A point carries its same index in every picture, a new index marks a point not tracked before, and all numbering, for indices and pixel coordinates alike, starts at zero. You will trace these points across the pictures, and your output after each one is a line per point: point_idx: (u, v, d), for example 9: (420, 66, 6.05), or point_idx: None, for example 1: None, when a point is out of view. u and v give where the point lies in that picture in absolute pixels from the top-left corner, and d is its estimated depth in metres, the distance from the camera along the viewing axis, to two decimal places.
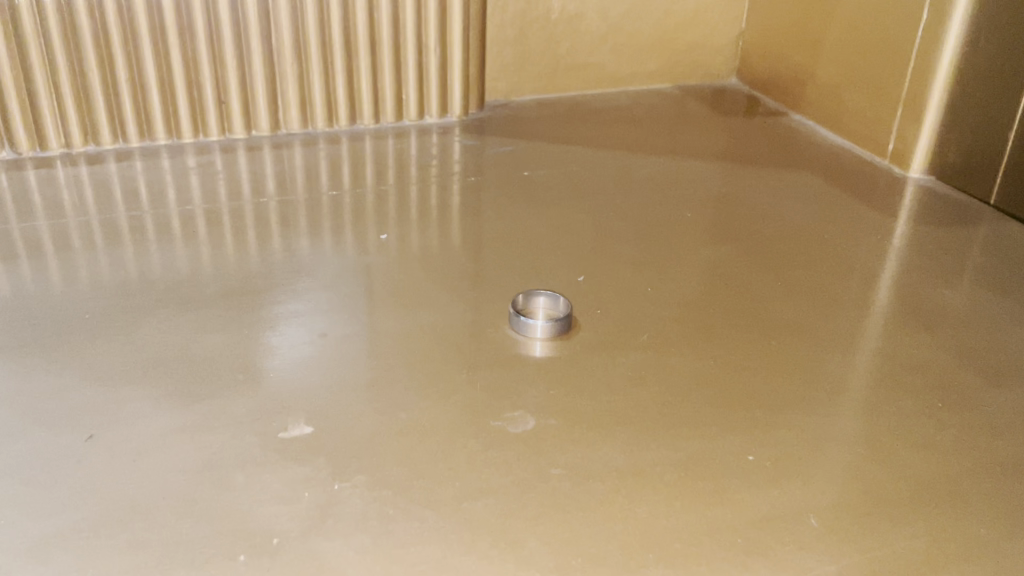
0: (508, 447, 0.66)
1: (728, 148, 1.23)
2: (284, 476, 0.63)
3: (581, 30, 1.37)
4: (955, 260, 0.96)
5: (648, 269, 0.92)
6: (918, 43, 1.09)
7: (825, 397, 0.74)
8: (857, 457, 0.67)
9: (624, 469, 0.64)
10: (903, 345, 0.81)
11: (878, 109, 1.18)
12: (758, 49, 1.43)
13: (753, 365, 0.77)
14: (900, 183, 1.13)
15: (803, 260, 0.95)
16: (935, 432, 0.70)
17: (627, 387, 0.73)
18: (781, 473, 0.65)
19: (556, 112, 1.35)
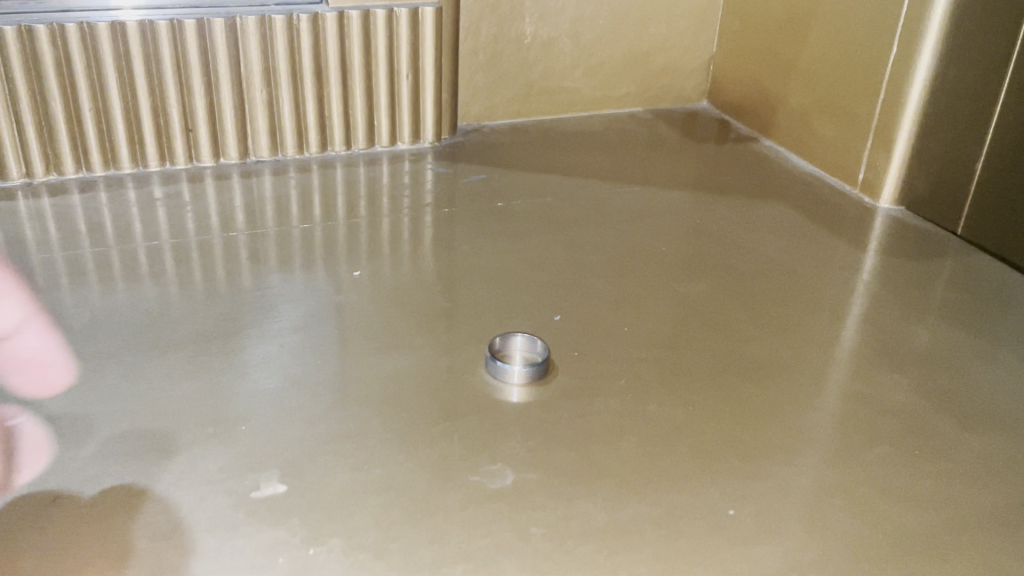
0: (487, 504, 0.65)
1: (700, 175, 1.24)
2: (258, 540, 0.61)
3: (554, 55, 1.36)
4: (925, 295, 0.97)
5: (624, 306, 0.92)
6: (889, 74, 1.10)
7: (801, 443, 0.74)
8: (834, 510, 0.67)
9: (604, 527, 0.64)
10: (876, 387, 0.82)
11: (848, 138, 1.19)
12: (729, 73, 1.43)
13: (731, 410, 0.77)
14: (869, 212, 1.14)
15: (778, 296, 0.95)
16: (912, 481, 0.70)
17: (606, 437, 0.72)
18: (763, 530, 0.64)
19: (529, 137, 1.34)
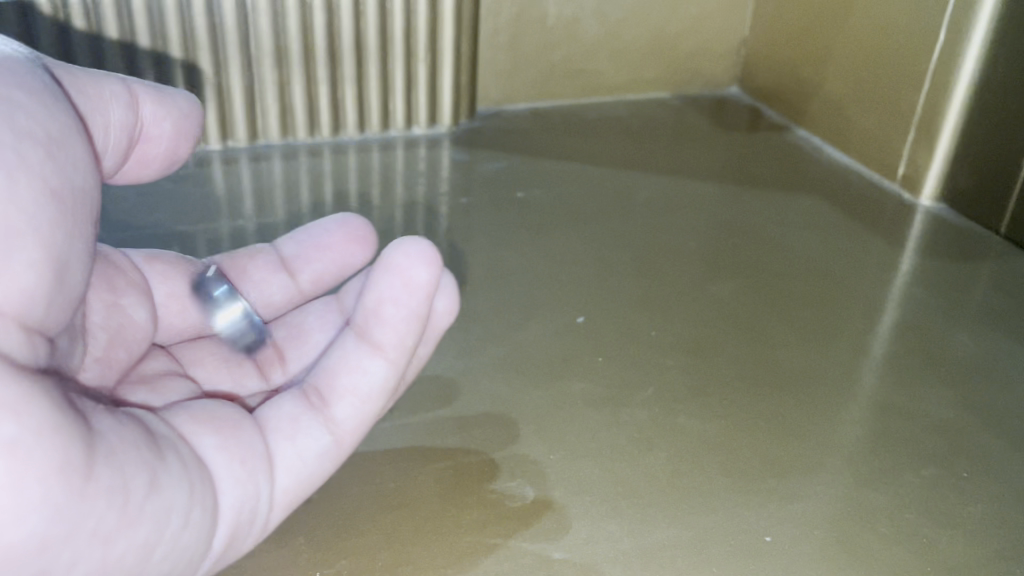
0: (506, 524, 0.61)
1: (728, 165, 1.19)
2: (262, 560, 0.57)
3: (578, 37, 1.31)
4: (968, 299, 0.91)
5: (650, 308, 0.87)
6: (934, 63, 1.04)
7: (840, 461, 0.69)
8: (878, 536, 0.62)
9: (630, 551, 0.59)
10: (918, 399, 0.77)
11: (887, 129, 1.13)
12: (762, 57, 1.37)
13: (765, 423, 0.73)
14: (908, 209, 1.09)
15: (814, 299, 0.91)
16: (960, 508, 0.65)
17: (634, 452, 0.68)
18: (800, 558, 0.60)
19: (550, 123, 1.29)
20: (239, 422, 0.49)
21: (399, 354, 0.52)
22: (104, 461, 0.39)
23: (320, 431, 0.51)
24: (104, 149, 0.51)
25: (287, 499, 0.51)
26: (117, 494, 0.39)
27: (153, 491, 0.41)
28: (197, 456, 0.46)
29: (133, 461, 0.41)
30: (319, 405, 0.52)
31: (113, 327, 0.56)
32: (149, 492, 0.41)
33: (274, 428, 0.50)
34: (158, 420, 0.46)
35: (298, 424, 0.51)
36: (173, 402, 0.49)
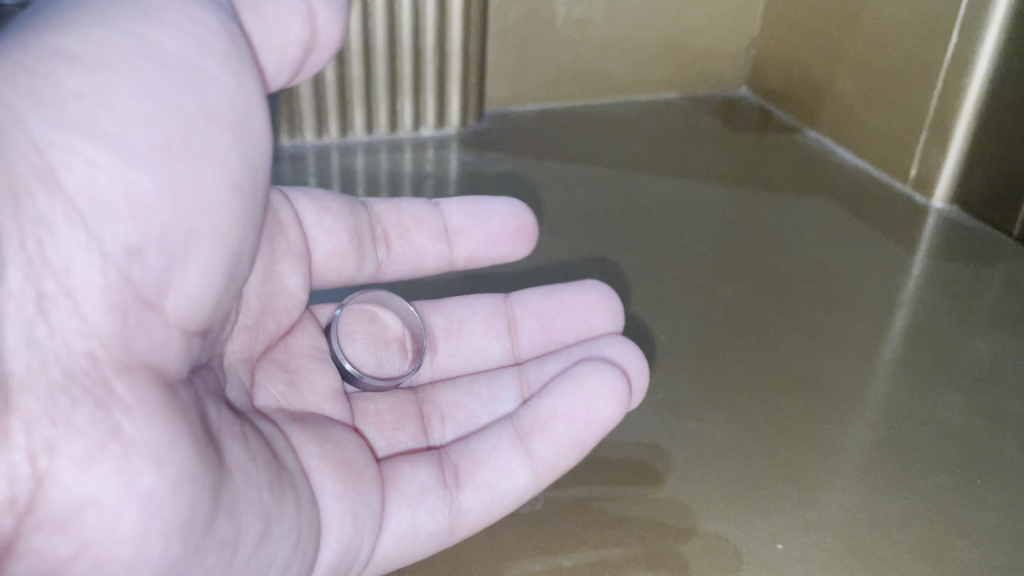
0: (515, 533, 0.61)
1: (738, 167, 1.18)
2: None
3: (586, 37, 1.31)
4: (980, 302, 0.91)
5: (660, 311, 0.87)
6: (946, 64, 1.03)
7: (852, 467, 0.69)
8: (891, 542, 0.62)
9: (641, 558, 0.59)
10: (930, 403, 0.76)
11: (899, 131, 1.12)
12: (772, 58, 1.36)
13: (776, 428, 0.72)
14: (919, 211, 1.08)
15: (825, 303, 0.90)
16: (975, 515, 0.65)
17: (643, 457, 0.68)
18: (814, 566, 0.59)
19: (558, 124, 1.29)
20: (362, 473, 0.60)
21: (544, 471, 0.63)
22: (224, 515, 0.49)
23: (440, 509, 0.61)
24: (286, 63, 0.58)
25: (386, 562, 0.59)
26: (226, 545, 0.49)
27: (259, 542, 0.51)
28: (316, 497, 0.56)
29: (250, 514, 0.50)
30: (452, 486, 0.63)
31: (267, 302, 0.68)
32: (256, 543, 0.51)
33: (404, 489, 0.62)
34: (288, 450, 0.57)
35: (425, 495, 0.62)
36: (318, 430, 0.61)
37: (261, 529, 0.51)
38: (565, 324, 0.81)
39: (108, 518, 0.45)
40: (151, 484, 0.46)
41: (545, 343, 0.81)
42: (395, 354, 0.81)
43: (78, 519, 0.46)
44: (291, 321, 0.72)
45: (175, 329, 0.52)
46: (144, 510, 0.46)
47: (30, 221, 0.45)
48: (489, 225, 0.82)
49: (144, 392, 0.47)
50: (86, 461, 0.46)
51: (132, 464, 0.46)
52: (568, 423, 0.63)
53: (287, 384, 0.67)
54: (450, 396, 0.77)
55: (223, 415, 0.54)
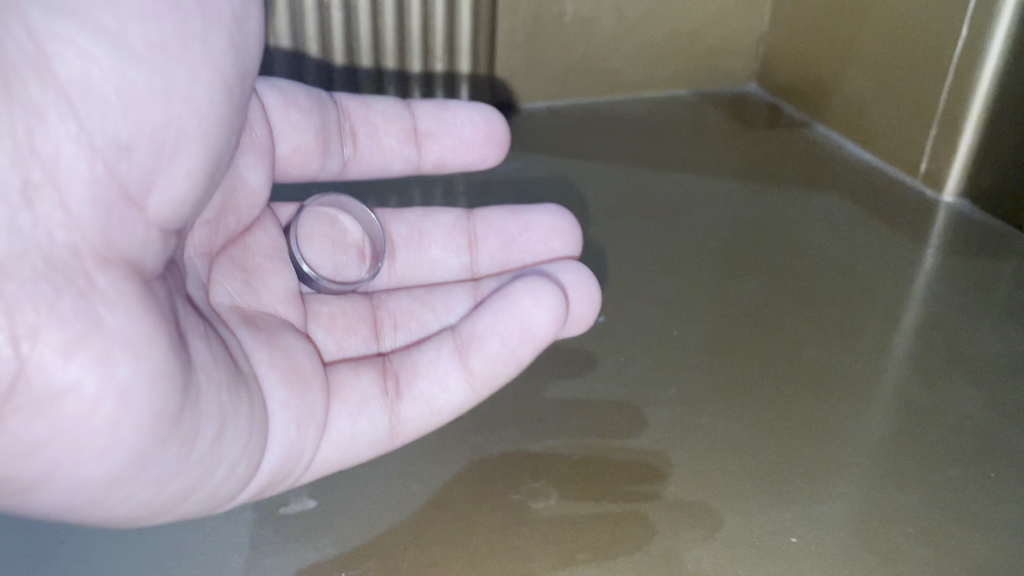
0: (530, 525, 0.61)
1: (748, 162, 1.19)
2: (287, 562, 0.57)
3: (595, 34, 1.31)
4: (992, 296, 0.91)
5: (672, 307, 0.87)
6: (956, 59, 1.03)
7: (864, 462, 0.69)
8: (903, 536, 0.62)
9: (655, 553, 0.59)
10: (941, 397, 0.76)
11: (909, 126, 1.12)
12: (781, 53, 1.36)
13: (788, 423, 0.72)
14: (930, 206, 1.08)
15: (836, 298, 0.90)
16: (987, 509, 0.65)
17: (658, 452, 0.68)
18: (827, 560, 0.60)
19: (568, 121, 1.29)
20: (310, 382, 0.64)
21: (481, 386, 0.67)
22: (189, 413, 0.53)
23: (381, 417, 0.67)
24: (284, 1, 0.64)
25: (323, 467, 0.65)
26: (187, 443, 0.54)
27: (217, 438, 0.56)
28: (266, 402, 0.61)
29: (213, 411, 0.55)
30: (392, 396, 0.68)
31: (229, 199, 0.69)
32: (214, 439, 0.56)
33: (347, 398, 0.67)
34: (243, 356, 0.61)
35: (366, 403, 0.67)
36: (271, 334, 0.65)
37: (216, 434, 0.56)
38: (526, 245, 0.85)
39: (87, 407, 0.49)
40: (130, 377, 0.50)
41: (504, 261, 0.85)
42: (352, 260, 0.85)
43: (57, 404, 0.49)
44: (251, 219, 0.72)
45: (153, 228, 0.55)
46: (120, 399, 0.50)
47: (21, 107, 0.48)
48: (461, 132, 0.86)
49: (124, 287, 0.51)
50: (70, 348, 0.49)
51: (112, 358, 0.49)
52: (503, 342, 0.66)
53: (244, 282, 0.69)
54: (404, 304, 0.80)
55: (189, 312, 0.57)
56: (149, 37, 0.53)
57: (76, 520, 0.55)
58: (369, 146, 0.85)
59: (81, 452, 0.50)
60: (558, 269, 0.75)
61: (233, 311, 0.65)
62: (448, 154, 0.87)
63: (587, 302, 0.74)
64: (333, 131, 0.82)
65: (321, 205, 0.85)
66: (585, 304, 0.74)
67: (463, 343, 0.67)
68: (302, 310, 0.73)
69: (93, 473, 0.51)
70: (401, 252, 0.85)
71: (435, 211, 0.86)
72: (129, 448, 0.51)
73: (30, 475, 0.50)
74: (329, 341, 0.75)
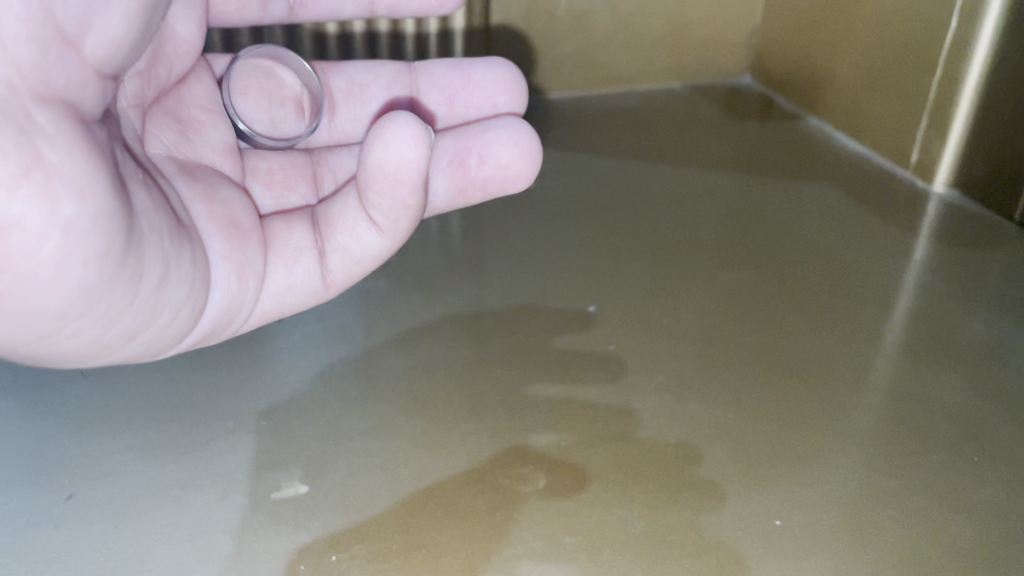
0: (517, 509, 0.62)
1: (740, 153, 1.19)
2: (278, 545, 0.58)
3: (589, 28, 1.32)
4: (980, 285, 0.92)
5: (662, 296, 0.88)
6: (945, 54, 1.04)
7: (849, 446, 0.70)
8: (886, 519, 0.63)
9: (640, 535, 0.60)
10: (927, 384, 0.77)
11: (899, 117, 1.13)
12: (773, 46, 1.37)
13: (774, 409, 0.73)
14: (921, 197, 1.09)
15: (827, 287, 0.91)
16: (971, 493, 0.66)
17: (646, 438, 0.69)
18: (810, 542, 0.61)
19: (562, 114, 1.30)
20: (248, 236, 0.64)
21: (389, 236, 0.64)
22: (132, 256, 0.52)
23: (314, 271, 0.68)
24: None
25: (263, 317, 0.69)
26: (133, 284, 0.53)
27: (159, 283, 0.56)
28: (207, 257, 0.61)
29: (153, 259, 0.54)
30: (320, 239, 0.67)
31: (159, 48, 0.65)
32: (156, 285, 0.55)
33: (281, 250, 0.67)
34: (182, 209, 0.59)
35: (300, 256, 0.67)
36: (207, 188, 0.63)
37: (162, 274, 0.55)
38: (469, 100, 0.82)
39: (32, 241, 0.48)
40: (72, 219, 0.48)
41: (447, 116, 0.82)
42: (290, 114, 0.79)
43: (2, 243, 0.47)
44: (186, 69, 0.69)
45: (91, 70, 0.51)
46: (64, 236, 0.48)
47: None
48: None
49: (65, 126, 0.48)
50: (11, 184, 0.46)
51: (55, 194, 0.47)
52: (380, 195, 0.59)
53: (179, 135, 0.66)
54: (346, 161, 0.78)
55: (127, 161, 0.55)
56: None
57: (15, 349, 0.54)
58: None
59: (28, 286, 0.49)
60: (490, 121, 0.69)
61: (168, 161, 0.62)
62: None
63: (527, 156, 0.69)
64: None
65: (256, 59, 0.79)
66: (519, 147, 0.69)
67: (360, 195, 0.62)
68: (242, 168, 0.71)
69: (41, 309, 0.50)
70: (340, 107, 0.81)
71: (375, 63, 0.82)
72: (75, 285, 0.50)
73: None
74: (267, 197, 0.73)
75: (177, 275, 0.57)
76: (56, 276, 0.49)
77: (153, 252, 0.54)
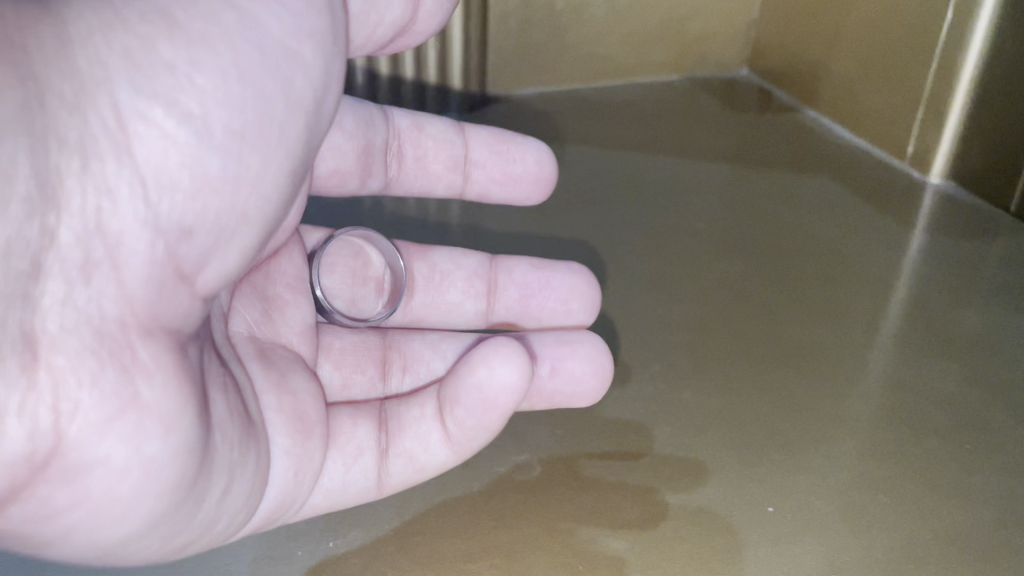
0: (513, 495, 0.63)
1: (738, 146, 1.20)
2: (275, 531, 0.59)
3: (586, 20, 1.32)
4: (975, 276, 0.92)
5: (658, 288, 0.89)
6: (941, 43, 1.04)
7: (844, 435, 0.70)
8: (878, 506, 0.64)
9: (634, 521, 0.61)
10: (921, 373, 0.78)
11: (896, 108, 1.13)
12: (771, 39, 1.38)
13: (769, 398, 0.74)
14: (917, 188, 1.09)
15: (823, 278, 0.91)
16: (963, 479, 0.66)
17: (641, 427, 0.70)
18: (803, 528, 0.61)
19: (560, 106, 1.31)
20: (312, 429, 0.61)
21: (458, 449, 0.61)
22: (200, 483, 0.52)
23: (372, 470, 0.62)
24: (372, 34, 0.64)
25: (313, 507, 0.61)
26: (198, 502, 0.52)
27: (225, 491, 0.54)
28: (261, 413, 0.58)
29: (225, 464, 0.53)
30: (388, 439, 0.63)
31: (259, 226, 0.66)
32: (222, 496, 0.54)
33: (343, 446, 0.63)
34: (254, 399, 0.58)
35: (361, 454, 0.63)
36: (280, 374, 0.61)
37: (224, 487, 0.54)
38: (543, 303, 0.80)
39: (112, 480, 0.48)
40: (155, 456, 0.48)
41: (521, 313, 0.81)
42: (370, 292, 0.82)
43: (85, 478, 0.48)
44: (279, 244, 0.70)
45: (199, 302, 0.54)
46: (144, 474, 0.48)
47: (92, 185, 0.48)
48: (514, 169, 0.82)
49: (167, 362, 0.49)
50: (106, 419, 0.47)
51: (145, 433, 0.48)
52: (467, 411, 0.58)
53: (262, 313, 0.66)
54: (416, 347, 0.75)
55: (213, 365, 0.55)
56: (229, 97, 0.52)
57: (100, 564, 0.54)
58: (415, 169, 0.83)
59: (108, 496, 0.49)
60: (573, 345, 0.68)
61: (246, 344, 0.62)
62: (494, 186, 0.83)
63: (597, 372, 0.68)
64: (378, 152, 0.81)
65: (350, 236, 0.83)
66: (598, 378, 0.68)
67: (450, 399, 0.59)
68: (312, 338, 0.70)
69: (108, 537, 0.50)
70: (417, 292, 0.81)
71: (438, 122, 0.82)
72: (146, 516, 0.50)
73: (47, 534, 0.49)
74: (335, 376, 0.72)
75: (257, 463, 0.56)
76: (131, 493, 0.49)
77: (228, 439, 0.54)
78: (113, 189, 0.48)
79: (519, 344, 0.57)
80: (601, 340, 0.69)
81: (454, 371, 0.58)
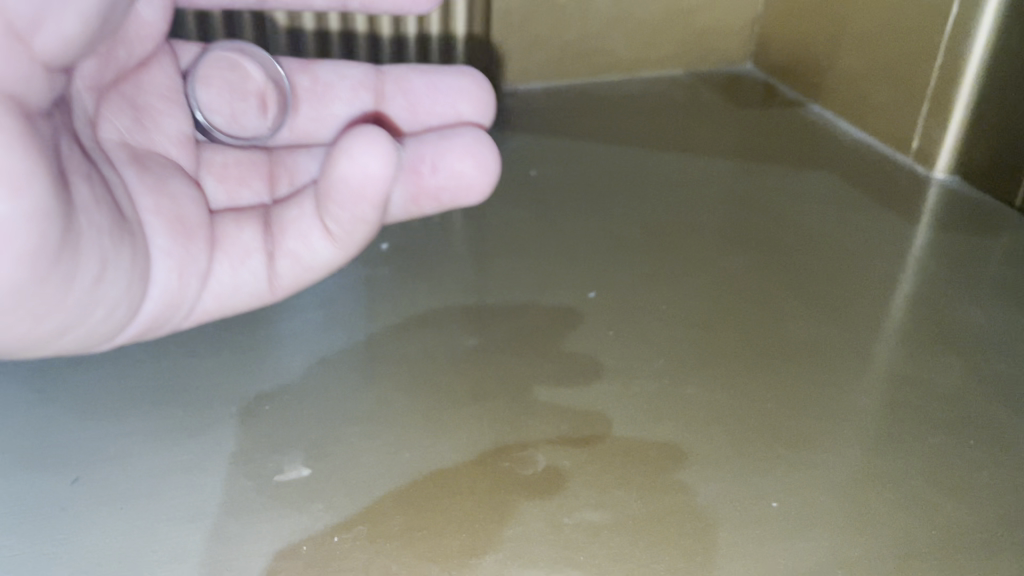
0: (517, 491, 0.63)
1: (742, 141, 1.20)
2: (280, 526, 0.59)
3: (590, 15, 1.32)
4: (980, 271, 0.92)
5: (661, 283, 0.89)
6: (946, 38, 1.04)
7: (847, 430, 0.70)
8: (882, 501, 0.64)
9: (637, 517, 0.61)
10: (926, 368, 0.78)
11: (900, 104, 1.13)
12: (775, 33, 1.37)
13: (772, 392, 0.74)
14: (922, 183, 1.09)
15: (826, 273, 0.91)
16: (967, 475, 0.66)
17: (644, 422, 0.70)
18: (806, 523, 0.61)
19: (563, 101, 1.30)
20: (195, 233, 0.70)
21: (342, 245, 0.72)
22: (67, 253, 0.56)
23: (262, 271, 0.75)
24: None
25: (201, 317, 0.75)
26: (64, 282, 0.57)
27: (94, 283, 0.60)
28: (136, 213, 0.65)
29: (91, 247, 0.58)
30: (276, 238, 0.74)
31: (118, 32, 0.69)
32: (92, 283, 0.60)
33: (230, 249, 0.73)
34: (128, 200, 0.64)
35: (249, 256, 0.74)
36: (159, 180, 0.69)
37: (98, 273, 0.60)
38: (431, 108, 0.89)
39: None
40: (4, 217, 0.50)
41: (411, 120, 0.89)
42: (251, 108, 0.85)
43: None
44: (144, 53, 0.74)
45: (39, 64, 0.52)
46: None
47: None
48: None
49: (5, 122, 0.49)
50: None
51: None
52: (341, 206, 0.66)
53: (134, 120, 0.70)
54: (305, 161, 0.83)
55: (73, 155, 0.58)
56: None
57: None
58: None
59: None
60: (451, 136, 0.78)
61: (121, 149, 0.67)
62: None
63: (483, 170, 0.78)
64: None
65: (223, 50, 0.84)
66: (479, 171, 0.78)
67: (326, 195, 0.67)
68: (197, 158, 0.78)
69: None
70: (304, 106, 0.86)
71: None
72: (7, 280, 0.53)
73: None
74: (219, 190, 0.78)
75: (115, 251, 0.61)
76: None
77: (89, 212, 0.57)
78: (4, 3, 0.48)
79: (389, 139, 0.64)
80: (490, 138, 0.80)
81: (335, 172, 0.64)
